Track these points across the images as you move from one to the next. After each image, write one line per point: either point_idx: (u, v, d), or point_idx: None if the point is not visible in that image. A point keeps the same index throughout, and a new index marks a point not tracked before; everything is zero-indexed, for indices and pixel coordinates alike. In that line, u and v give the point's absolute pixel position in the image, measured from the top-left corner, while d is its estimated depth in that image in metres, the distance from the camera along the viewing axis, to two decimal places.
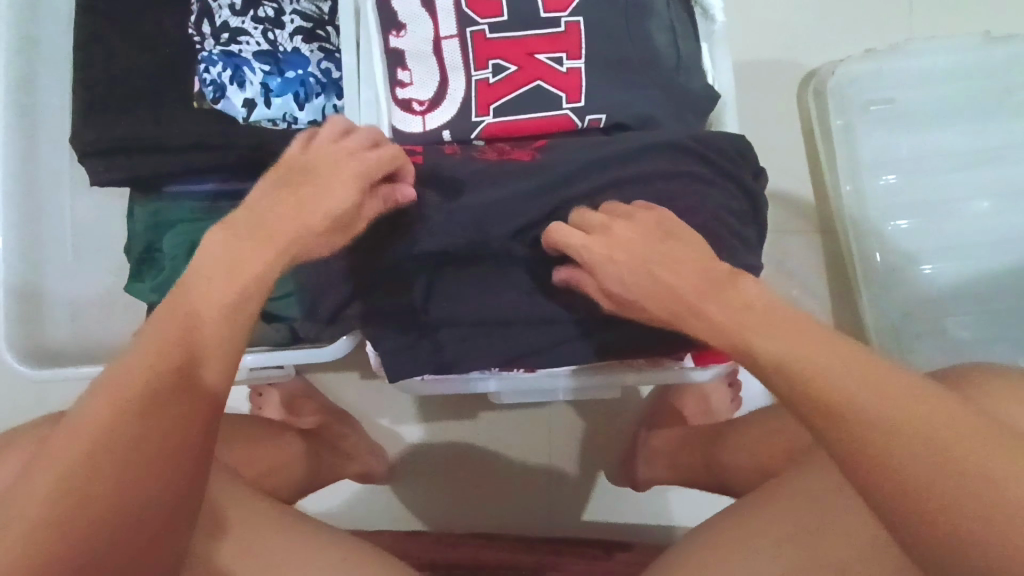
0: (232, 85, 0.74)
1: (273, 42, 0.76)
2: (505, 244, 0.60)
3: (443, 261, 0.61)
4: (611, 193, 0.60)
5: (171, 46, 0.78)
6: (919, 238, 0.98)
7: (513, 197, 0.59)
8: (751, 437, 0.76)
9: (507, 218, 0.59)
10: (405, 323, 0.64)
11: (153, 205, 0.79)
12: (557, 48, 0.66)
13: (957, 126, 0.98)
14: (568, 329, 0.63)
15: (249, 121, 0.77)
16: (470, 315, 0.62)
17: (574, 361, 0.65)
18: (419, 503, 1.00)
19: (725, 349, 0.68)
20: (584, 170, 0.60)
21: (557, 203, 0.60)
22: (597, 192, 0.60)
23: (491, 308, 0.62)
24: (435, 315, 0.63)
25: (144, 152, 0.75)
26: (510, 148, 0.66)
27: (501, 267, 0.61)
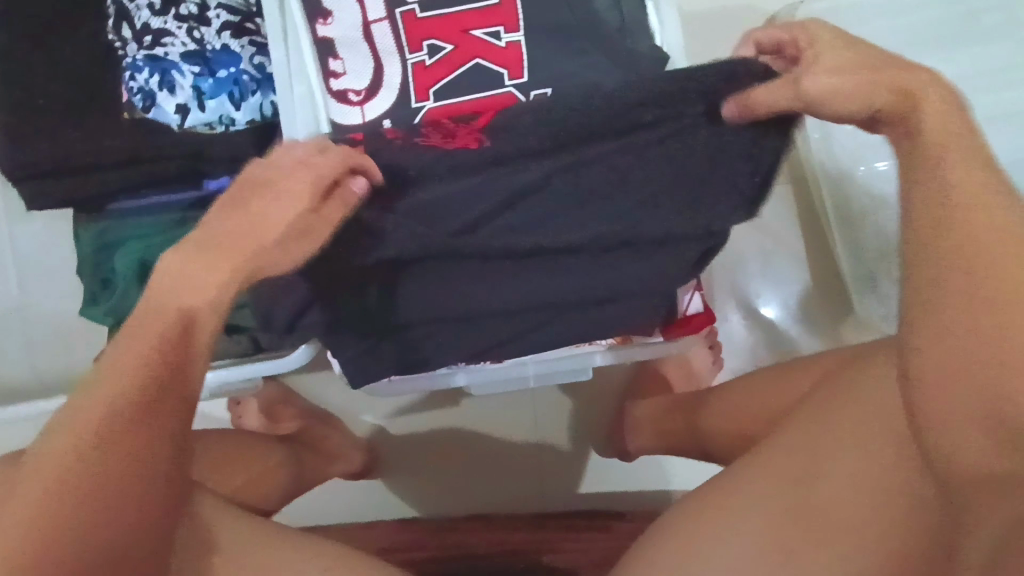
0: (162, 92, 0.71)
1: (199, 40, 0.73)
2: (451, 235, 0.56)
3: (396, 263, 0.58)
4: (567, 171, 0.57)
5: (89, 53, 0.73)
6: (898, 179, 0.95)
7: (465, 187, 0.56)
8: (735, 401, 0.76)
9: (464, 208, 0.56)
10: (361, 325, 0.62)
11: (98, 225, 0.77)
12: (493, 22, 0.62)
13: (925, 58, 0.95)
14: (530, 313, 0.62)
15: (184, 128, 0.73)
16: (431, 313, 0.61)
17: (540, 345, 0.64)
18: (407, 496, 0.99)
19: (691, 318, 0.67)
20: (535, 151, 0.57)
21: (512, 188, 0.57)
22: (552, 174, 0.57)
23: (451, 304, 0.61)
24: (395, 316, 0.61)
25: (80, 172, 0.72)
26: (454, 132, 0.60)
27: (457, 260, 0.59)
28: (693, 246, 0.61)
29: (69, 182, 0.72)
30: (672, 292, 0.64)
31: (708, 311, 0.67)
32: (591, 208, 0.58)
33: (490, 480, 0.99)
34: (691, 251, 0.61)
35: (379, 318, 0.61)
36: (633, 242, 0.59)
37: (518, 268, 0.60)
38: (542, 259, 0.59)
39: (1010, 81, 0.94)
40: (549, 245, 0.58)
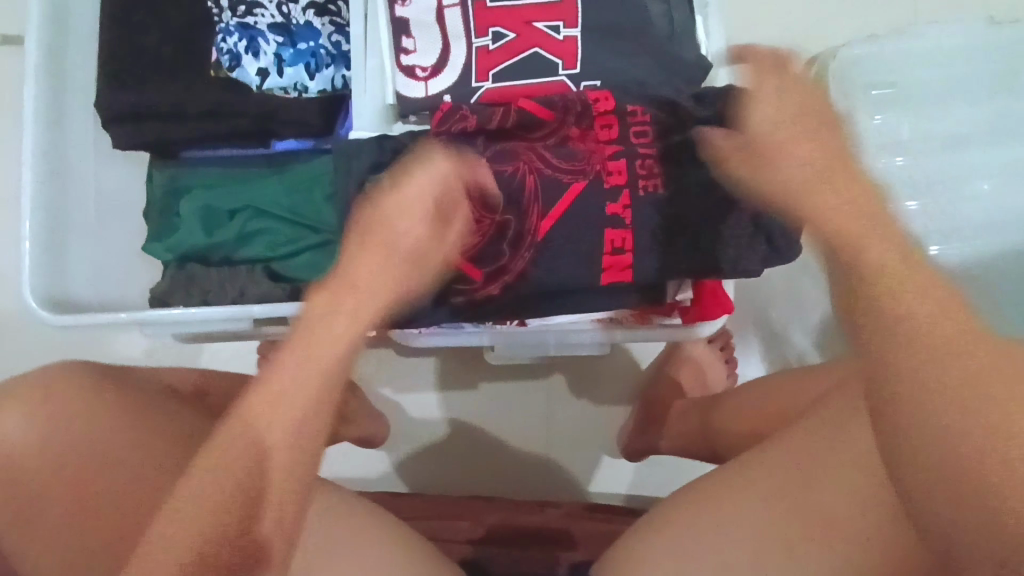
0: (248, 55, 0.78)
1: (286, 15, 0.80)
2: (555, 191, 0.62)
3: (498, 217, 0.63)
4: (635, 205, 0.63)
5: (183, 18, 0.81)
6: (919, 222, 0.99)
7: (566, 165, 0.63)
8: None
9: (611, 192, 0.63)
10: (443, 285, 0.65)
11: (171, 171, 0.84)
12: (554, 17, 0.69)
13: (955, 109, 1.00)
14: (559, 280, 0.64)
15: (262, 90, 0.80)
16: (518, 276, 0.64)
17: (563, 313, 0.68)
18: (418, 470, 1.03)
19: (704, 297, 0.70)
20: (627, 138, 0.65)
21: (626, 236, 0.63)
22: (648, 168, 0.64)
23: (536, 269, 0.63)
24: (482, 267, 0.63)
25: (162, 120, 0.80)
26: (537, 189, 0.62)
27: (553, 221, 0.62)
28: (739, 239, 0.64)
29: (155, 125, 0.80)
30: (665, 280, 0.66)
31: (722, 293, 0.70)
32: (647, 203, 0.63)
33: (501, 463, 1.02)
34: (738, 240, 0.64)
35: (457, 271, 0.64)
36: (671, 227, 0.63)
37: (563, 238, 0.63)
38: (577, 228, 0.62)
39: None
40: (585, 222, 0.62)
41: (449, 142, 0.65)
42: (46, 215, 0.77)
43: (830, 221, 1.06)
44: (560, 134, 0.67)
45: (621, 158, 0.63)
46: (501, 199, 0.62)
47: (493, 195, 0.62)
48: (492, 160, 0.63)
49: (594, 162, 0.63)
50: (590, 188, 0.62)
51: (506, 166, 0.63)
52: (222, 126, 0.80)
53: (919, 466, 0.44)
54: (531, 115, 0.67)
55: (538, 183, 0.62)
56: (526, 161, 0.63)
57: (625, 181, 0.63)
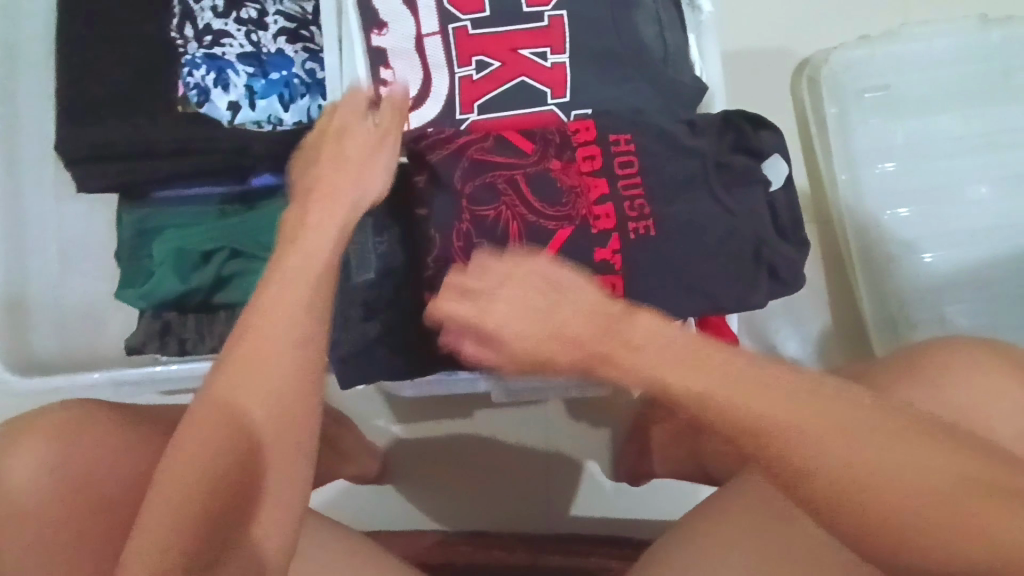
0: (216, 88, 0.75)
1: (256, 43, 0.76)
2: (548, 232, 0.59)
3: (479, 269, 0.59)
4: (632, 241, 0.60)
5: (145, 47, 0.76)
6: (918, 230, 0.97)
7: (548, 211, 0.60)
8: None
9: (599, 237, 0.60)
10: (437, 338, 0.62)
11: (140, 212, 0.78)
12: (540, 43, 0.65)
13: (950, 112, 0.98)
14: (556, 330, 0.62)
15: (233, 124, 0.76)
16: None
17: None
18: (415, 505, 0.99)
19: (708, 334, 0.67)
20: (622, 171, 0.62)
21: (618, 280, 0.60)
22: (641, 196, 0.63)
23: None
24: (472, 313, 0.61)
25: (126, 159, 0.74)
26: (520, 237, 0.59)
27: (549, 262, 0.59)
28: (739, 272, 0.62)
29: (119, 166, 0.74)
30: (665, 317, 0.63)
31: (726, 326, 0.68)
32: (643, 240, 0.60)
33: (500, 494, 1.00)
34: (738, 274, 0.62)
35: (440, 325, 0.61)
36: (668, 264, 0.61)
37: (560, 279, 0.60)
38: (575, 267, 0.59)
39: None
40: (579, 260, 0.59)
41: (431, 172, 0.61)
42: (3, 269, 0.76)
43: (826, 229, 1.04)
44: (541, 166, 0.61)
45: (608, 201, 0.60)
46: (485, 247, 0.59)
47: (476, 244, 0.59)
48: (473, 201, 0.59)
49: (580, 209, 0.60)
50: (579, 233, 0.60)
51: (489, 213, 0.59)
52: (192, 165, 0.76)
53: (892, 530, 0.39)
54: (509, 146, 0.62)
55: (522, 232, 0.59)
56: (508, 206, 0.59)
57: (613, 225, 0.60)
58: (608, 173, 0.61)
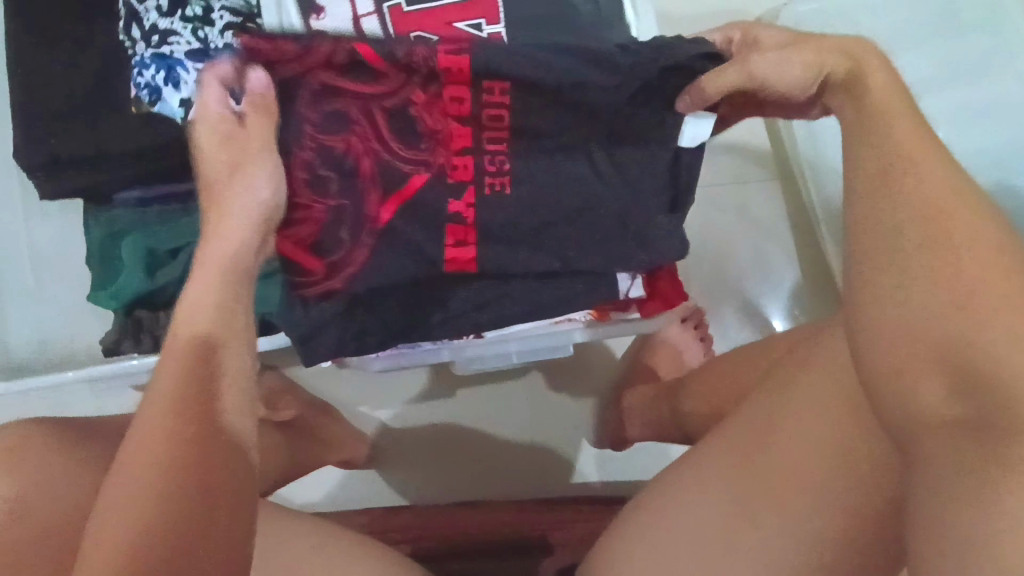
0: (167, 87, 0.75)
1: (203, 39, 0.77)
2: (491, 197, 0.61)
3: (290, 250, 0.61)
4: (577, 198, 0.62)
5: (96, 56, 0.78)
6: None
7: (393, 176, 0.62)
8: (710, 378, 0.77)
9: (454, 188, 0.63)
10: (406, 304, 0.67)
11: (106, 215, 0.80)
12: (474, 15, 0.67)
13: (902, 53, 0.98)
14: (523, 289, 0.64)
15: (186, 121, 0.76)
16: None
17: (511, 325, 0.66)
18: (407, 485, 1.01)
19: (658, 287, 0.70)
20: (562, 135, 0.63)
21: (467, 230, 0.64)
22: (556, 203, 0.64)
23: None
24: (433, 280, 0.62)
25: (87, 165, 0.76)
26: (375, 175, 0.61)
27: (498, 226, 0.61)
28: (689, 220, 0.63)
29: (79, 173, 0.76)
30: (615, 273, 0.66)
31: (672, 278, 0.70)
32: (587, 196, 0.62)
33: (491, 465, 1.01)
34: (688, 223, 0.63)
35: (294, 262, 0.62)
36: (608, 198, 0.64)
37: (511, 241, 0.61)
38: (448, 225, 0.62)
39: (993, 70, 0.96)
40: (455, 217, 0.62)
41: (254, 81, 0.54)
42: None
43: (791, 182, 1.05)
44: (403, 98, 0.59)
45: (468, 153, 0.63)
46: (331, 186, 0.61)
47: (322, 177, 0.60)
48: (320, 134, 0.59)
49: (437, 156, 0.62)
50: (433, 180, 0.62)
51: (340, 149, 0.60)
52: (151, 163, 0.77)
53: (892, 375, 0.40)
54: (362, 67, 0.56)
55: (375, 170, 0.61)
56: (361, 140, 0.60)
57: (470, 176, 0.63)
58: (475, 121, 0.62)
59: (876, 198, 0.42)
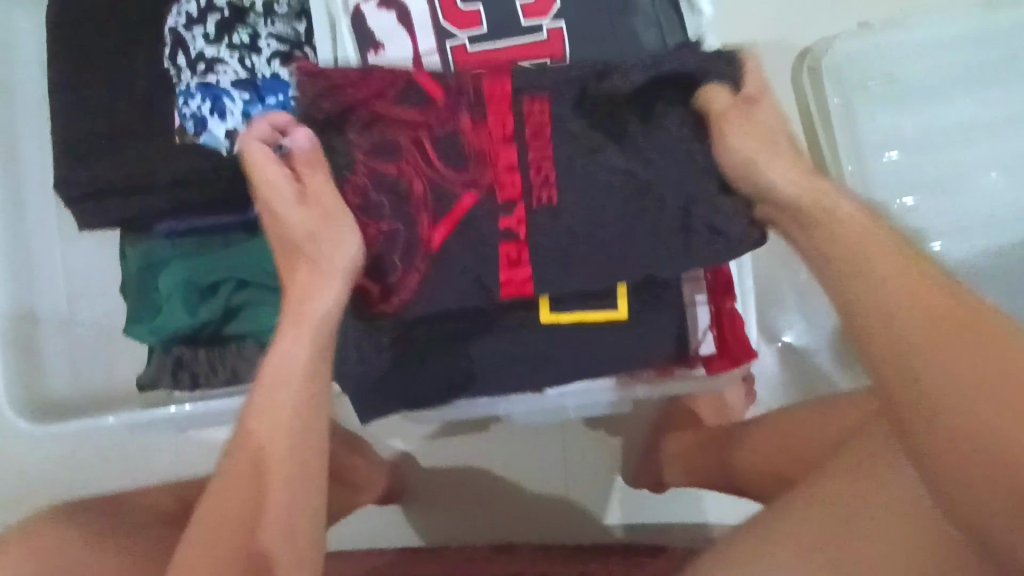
0: (213, 117, 0.73)
1: (251, 68, 0.75)
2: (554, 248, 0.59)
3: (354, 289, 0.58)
4: None
5: (139, 80, 0.75)
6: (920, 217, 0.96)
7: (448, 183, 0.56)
8: (763, 442, 0.77)
9: (505, 207, 0.56)
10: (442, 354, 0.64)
11: (146, 244, 0.78)
12: (538, 56, 0.65)
13: (954, 98, 0.97)
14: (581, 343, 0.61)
15: (233, 153, 0.74)
16: None
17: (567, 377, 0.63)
18: (434, 523, 0.99)
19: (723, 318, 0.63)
20: None
21: (520, 248, 0.57)
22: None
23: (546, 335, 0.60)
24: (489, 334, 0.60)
25: (129, 196, 0.74)
26: (426, 197, 0.56)
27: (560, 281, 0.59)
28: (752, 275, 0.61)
29: (121, 203, 0.74)
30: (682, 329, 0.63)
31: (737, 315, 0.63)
32: None
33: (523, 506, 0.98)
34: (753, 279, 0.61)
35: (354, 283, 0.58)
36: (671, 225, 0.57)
37: (572, 294, 0.59)
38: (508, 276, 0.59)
39: None
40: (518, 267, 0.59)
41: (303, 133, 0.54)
42: (15, 320, 0.74)
43: None
44: (451, 125, 0.57)
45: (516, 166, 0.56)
46: (385, 207, 0.56)
47: (375, 202, 0.56)
48: (370, 161, 0.56)
49: (487, 174, 0.57)
50: (483, 204, 0.57)
51: (390, 172, 0.56)
52: (195, 193, 0.75)
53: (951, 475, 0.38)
54: (416, 95, 0.58)
55: (426, 192, 0.56)
56: (412, 162, 0.57)
57: (519, 193, 0.56)
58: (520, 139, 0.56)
59: (874, 288, 0.43)
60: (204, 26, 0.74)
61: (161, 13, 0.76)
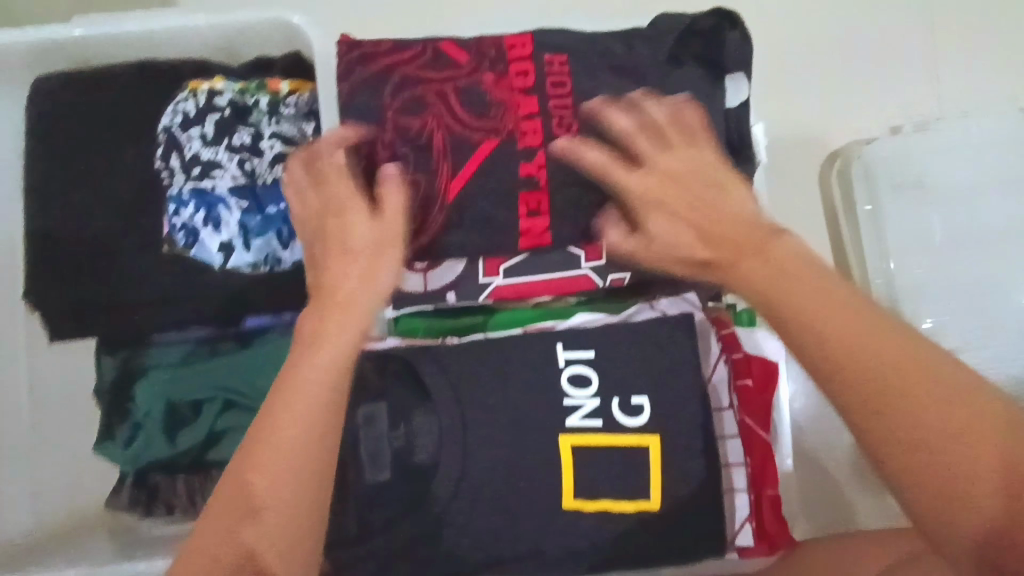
0: (208, 229, 0.67)
1: (250, 173, 0.67)
2: (580, 425, 0.53)
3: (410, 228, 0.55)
4: (678, 433, 0.53)
5: (127, 182, 0.68)
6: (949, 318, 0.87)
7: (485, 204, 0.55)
8: None
9: (523, 154, 0.55)
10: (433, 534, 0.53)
11: (128, 355, 0.71)
12: None
13: (998, 208, 0.89)
14: (605, 533, 0.53)
15: (226, 267, 0.68)
16: (548, 534, 0.52)
17: (592, 570, 0.54)
18: None
19: (763, 502, 0.56)
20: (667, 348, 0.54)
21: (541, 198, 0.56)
22: (660, 427, 0.53)
23: (566, 524, 0.52)
24: (501, 519, 0.53)
25: (112, 310, 0.68)
26: (446, 148, 0.54)
27: (584, 464, 0.52)
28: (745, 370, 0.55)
29: (104, 319, 0.68)
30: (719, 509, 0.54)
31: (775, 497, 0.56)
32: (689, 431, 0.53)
33: None
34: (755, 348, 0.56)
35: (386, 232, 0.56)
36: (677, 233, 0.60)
37: (599, 479, 0.52)
38: (526, 453, 0.53)
39: None
40: (539, 444, 0.53)
41: (346, 100, 0.56)
42: None
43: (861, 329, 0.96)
44: (474, 78, 0.56)
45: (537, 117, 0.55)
46: (410, 160, 0.54)
47: (402, 154, 0.54)
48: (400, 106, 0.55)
49: (507, 122, 0.55)
50: (503, 147, 0.55)
51: (414, 126, 0.54)
52: (184, 310, 0.69)
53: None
54: (444, 60, 0.57)
55: (447, 142, 0.54)
56: (437, 115, 0.55)
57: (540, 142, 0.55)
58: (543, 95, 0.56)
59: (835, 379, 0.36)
60: (202, 125, 0.67)
61: (155, 108, 0.69)
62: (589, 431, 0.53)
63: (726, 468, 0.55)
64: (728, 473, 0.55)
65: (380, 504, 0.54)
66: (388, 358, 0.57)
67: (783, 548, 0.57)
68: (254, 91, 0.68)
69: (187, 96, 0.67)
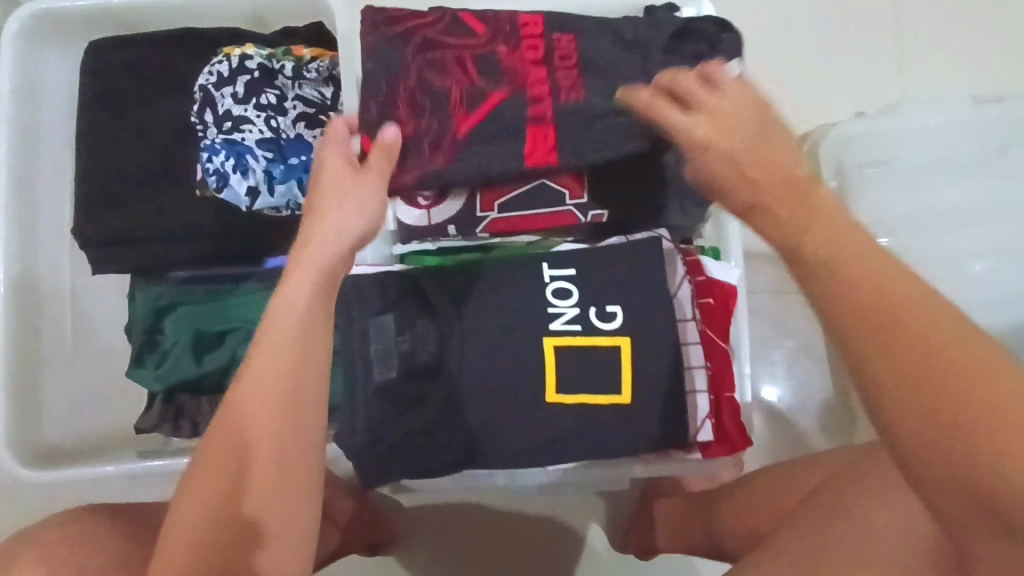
0: (236, 175, 0.74)
1: (275, 128, 0.75)
2: (563, 330, 0.61)
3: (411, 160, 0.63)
4: (646, 339, 0.61)
5: (166, 133, 0.77)
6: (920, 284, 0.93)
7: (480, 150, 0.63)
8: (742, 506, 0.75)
9: (531, 102, 0.63)
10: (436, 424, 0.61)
11: (154, 288, 0.78)
12: None
13: (951, 184, 0.98)
14: (582, 424, 0.61)
15: (252, 210, 0.76)
16: (532, 423, 0.61)
17: (569, 458, 0.62)
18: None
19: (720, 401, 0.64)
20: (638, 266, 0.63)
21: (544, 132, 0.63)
22: (631, 332, 0.61)
23: (549, 414, 0.60)
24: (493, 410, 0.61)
25: (147, 244, 0.75)
26: (462, 99, 0.63)
27: (565, 363, 0.61)
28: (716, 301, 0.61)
29: (139, 252, 0.75)
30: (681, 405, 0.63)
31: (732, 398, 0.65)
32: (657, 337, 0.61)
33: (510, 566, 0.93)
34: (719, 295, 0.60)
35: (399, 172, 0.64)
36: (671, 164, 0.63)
37: (578, 376, 0.60)
38: (515, 353, 0.61)
39: None
40: (526, 346, 0.61)
41: (368, 50, 0.64)
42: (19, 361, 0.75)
43: None
44: (490, 47, 0.65)
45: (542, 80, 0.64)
46: (428, 108, 0.63)
47: (420, 103, 0.63)
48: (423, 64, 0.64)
49: (515, 81, 0.64)
50: (511, 100, 0.63)
51: (434, 81, 0.63)
52: (211, 247, 0.77)
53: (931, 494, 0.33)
54: (463, 26, 0.66)
55: (463, 96, 0.63)
56: (455, 74, 0.64)
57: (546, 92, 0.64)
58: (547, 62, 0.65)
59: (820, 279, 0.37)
60: (233, 85, 0.75)
61: (193, 70, 0.78)
62: (569, 334, 0.61)
63: (688, 370, 0.63)
64: (691, 375, 0.63)
65: (388, 398, 0.62)
66: (396, 276, 0.65)
67: (739, 444, 0.65)
68: (280, 57, 0.78)
69: (221, 60, 0.76)
